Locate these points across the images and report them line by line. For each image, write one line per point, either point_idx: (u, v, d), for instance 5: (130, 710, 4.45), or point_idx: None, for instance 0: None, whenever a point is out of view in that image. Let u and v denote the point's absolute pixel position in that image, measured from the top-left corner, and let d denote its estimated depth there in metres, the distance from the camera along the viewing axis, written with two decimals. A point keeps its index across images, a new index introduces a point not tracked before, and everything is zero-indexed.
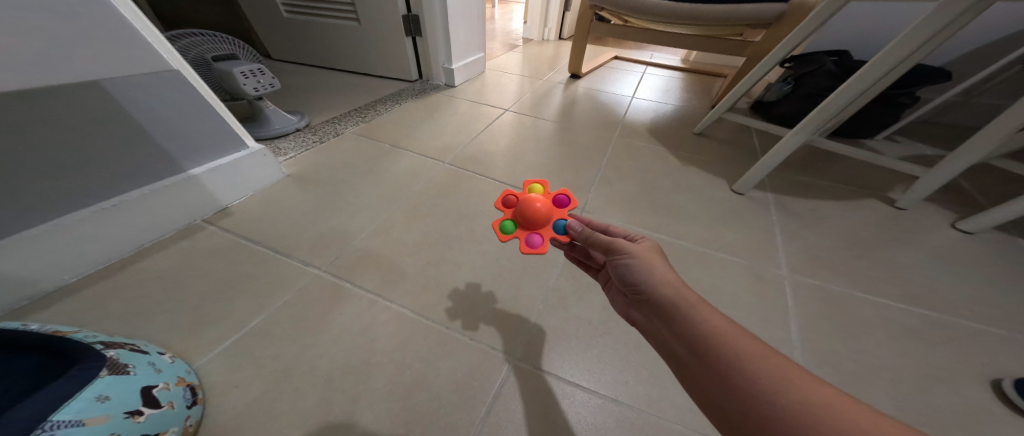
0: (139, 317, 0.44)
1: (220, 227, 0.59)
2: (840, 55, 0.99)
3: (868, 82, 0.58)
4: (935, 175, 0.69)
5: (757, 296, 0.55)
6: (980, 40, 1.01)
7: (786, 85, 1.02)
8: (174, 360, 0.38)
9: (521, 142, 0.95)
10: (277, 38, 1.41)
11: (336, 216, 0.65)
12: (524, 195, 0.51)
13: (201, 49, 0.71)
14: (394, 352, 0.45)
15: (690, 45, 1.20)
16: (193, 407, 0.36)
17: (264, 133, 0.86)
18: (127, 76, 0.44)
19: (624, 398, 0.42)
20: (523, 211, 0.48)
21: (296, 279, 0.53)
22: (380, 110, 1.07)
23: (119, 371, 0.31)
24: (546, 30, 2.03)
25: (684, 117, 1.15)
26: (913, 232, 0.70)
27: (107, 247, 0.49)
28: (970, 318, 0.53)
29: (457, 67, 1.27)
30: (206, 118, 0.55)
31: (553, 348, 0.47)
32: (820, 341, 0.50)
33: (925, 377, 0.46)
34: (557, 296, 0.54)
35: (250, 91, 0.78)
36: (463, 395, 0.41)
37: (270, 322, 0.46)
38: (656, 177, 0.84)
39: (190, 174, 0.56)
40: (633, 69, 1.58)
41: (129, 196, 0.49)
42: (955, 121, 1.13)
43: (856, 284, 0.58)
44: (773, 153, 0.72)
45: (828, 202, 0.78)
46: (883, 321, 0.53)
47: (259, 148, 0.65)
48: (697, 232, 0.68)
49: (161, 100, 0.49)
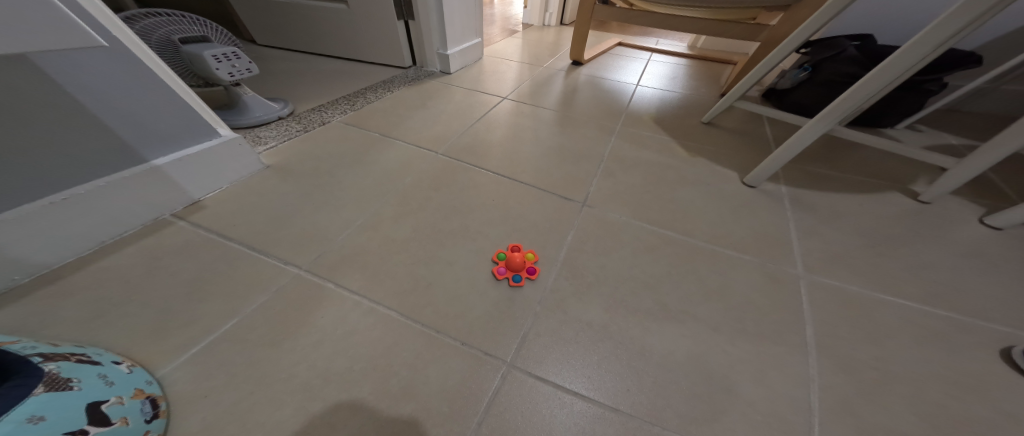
0: (100, 322, 0.41)
1: (190, 221, 0.56)
2: (862, 39, 0.93)
3: (902, 68, 0.53)
4: (964, 166, 0.64)
5: (771, 297, 0.52)
6: (1013, 24, 0.95)
7: (801, 72, 0.96)
8: (133, 370, 0.34)
9: (518, 131, 0.90)
10: (262, 22, 1.35)
11: (319, 210, 0.61)
12: (520, 247, 0.55)
13: (168, 30, 0.67)
14: (379, 358, 0.41)
15: (700, 29, 1.14)
16: (154, 421, 0.32)
17: (242, 121, 0.82)
18: (61, 50, 0.39)
19: (627, 409, 0.38)
20: (509, 257, 0.53)
21: (274, 279, 0.49)
22: (371, 98, 1.02)
23: (59, 388, 0.26)
24: (546, 15, 1.95)
25: (692, 106, 1.09)
26: (937, 228, 0.66)
27: (63, 245, 0.46)
28: (1000, 321, 0.49)
29: (452, 53, 1.21)
30: (167, 102, 0.51)
31: (550, 354, 0.43)
32: (842, 347, 0.46)
33: (961, 386, 0.42)
34: (556, 297, 0.50)
35: (225, 76, 0.73)
36: (453, 405, 0.38)
37: (243, 326, 0.43)
38: (662, 169, 0.79)
39: (153, 165, 0.52)
40: (637, 56, 1.51)
41: (82, 189, 0.45)
42: (981, 110, 1.08)
43: (879, 284, 0.54)
44: (789, 144, 0.67)
45: (845, 196, 0.73)
46: (908, 324, 0.48)
47: (233, 136, 0.62)
48: (706, 228, 0.64)
49: (112, 83, 0.44)
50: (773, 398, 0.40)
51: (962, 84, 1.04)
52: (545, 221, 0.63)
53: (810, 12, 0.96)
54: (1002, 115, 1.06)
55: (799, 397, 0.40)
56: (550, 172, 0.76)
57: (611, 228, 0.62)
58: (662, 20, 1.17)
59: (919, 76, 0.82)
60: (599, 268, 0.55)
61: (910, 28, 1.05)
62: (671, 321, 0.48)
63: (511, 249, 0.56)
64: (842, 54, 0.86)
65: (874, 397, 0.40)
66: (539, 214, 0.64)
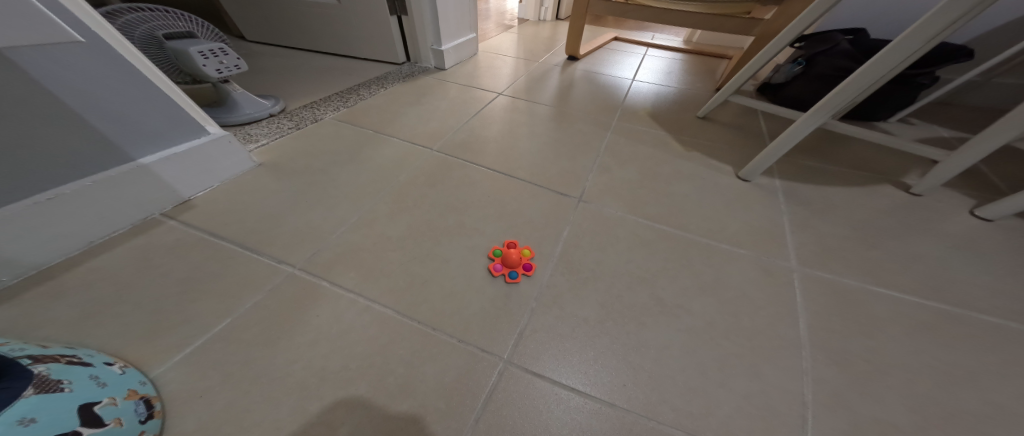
0: (91, 322, 0.40)
1: (181, 221, 0.56)
2: (854, 33, 0.93)
3: (895, 61, 0.53)
4: (956, 159, 0.65)
5: (765, 290, 0.52)
6: (1003, 18, 0.96)
7: (796, 66, 0.96)
8: (125, 371, 0.34)
9: (513, 126, 0.90)
10: (252, 18, 1.33)
11: (313, 208, 0.61)
12: (515, 245, 0.56)
13: (151, 25, 0.66)
14: (375, 356, 0.41)
15: (695, 24, 1.14)
16: (149, 421, 0.32)
17: (232, 119, 0.81)
18: (38, 46, 0.38)
19: (624, 404, 0.39)
20: (506, 253, 0.53)
21: (268, 278, 0.48)
22: (364, 94, 1.00)
23: (51, 390, 0.25)
24: (542, 9, 1.94)
25: (687, 101, 1.09)
26: (928, 220, 0.67)
27: (50, 245, 0.45)
28: (989, 312, 0.50)
29: (446, 49, 1.20)
30: (152, 99, 0.50)
31: (546, 350, 0.43)
32: (833, 340, 0.46)
33: (950, 377, 0.42)
34: (552, 292, 0.50)
35: (212, 73, 0.72)
36: (450, 401, 0.38)
37: (238, 326, 0.42)
38: (657, 164, 0.79)
39: (141, 163, 0.51)
40: (633, 50, 1.51)
41: (67, 189, 0.45)
42: (972, 103, 1.09)
43: (871, 277, 0.55)
44: (784, 137, 0.67)
45: (838, 189, 0.74)
46: (899, 317, 0.49)
47: (222, 133, 0.61)
48: (701, 222, 0.64)
49: (93, 80, 0.43)
50: (768, 391, 0.41)
51: (954, 77, 1.05)
52: (541, 217, 0.63)
53: (803, 7, 0.96)
54: (994, 108, 1.07)
55: (794, 390, 0.41)
56: (545, 168, 0.76)
57: (606, 223, 0.62)
58: (657, 14, 1.17)
59: (911, 70, 0.83)
60: (595, 264, 0.55)
61: (903, 21, 1.06)
62: (666, 316, 0.48)
63: (506, 247, 0.56)
64: (835, 48, 0.87)
65: (866, 389, 0.41)
66: (534, 210, 0.64)
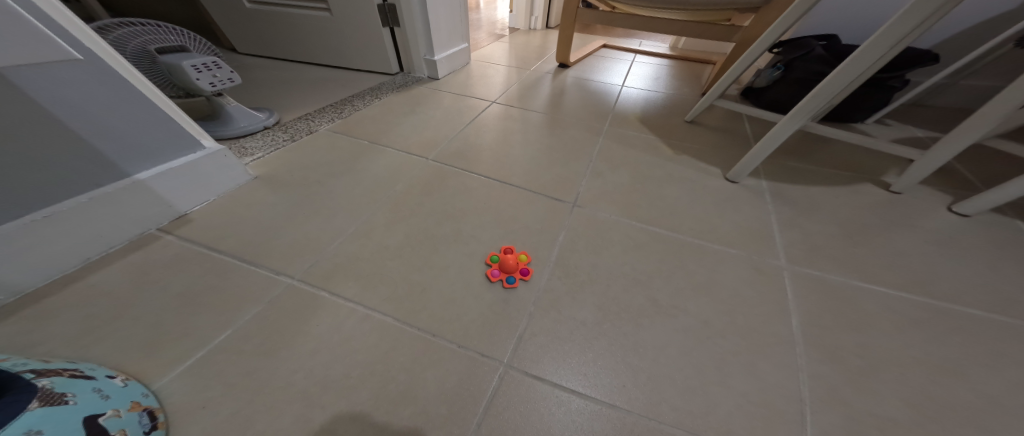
0: (88, 337, 0.40)
1: (178, 235, 0.55)
2: (827, 39, 0.97)
3: (864, 65, 0.56)
4: (930, 158, 0.68)
5: (756, 288, 0.54)
6: (967, 24, 1.02)
7: (774, 71, 1.00)
8: (128, 383, 0.34)
9: (507, 133, 0.92)
10: (243, 31, 1.34)
11: (310, 219, 0.61)
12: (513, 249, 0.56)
13: (142, 40, 0.66)
14: (377, 364, 0.41)
15: (679, 31, 1.18)
16: (153, 432, 0.32)
17: (227, 132, 0.81)
18: (34, 65, 0.38)
19: (624, 405, 0.39)
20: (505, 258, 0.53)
21: (267, 290, 0.48)
22: (358, 105, 1.01)
23: (55, 402, 0.25)
24: (532, 18, 1.98)
25: (675, 105, 1.12)
26: (909, 217, 0.69)
27: (46, 263, 0.45)
28: (968, 304, 0.52)
29: (439, 59, 1.22)
30: (148, 115, 0.50)
31: (546, 353, 0.44)
32: (823, 335, 0.48)
33: (936, 369, 0.44)
34: (550, 297, 0.51)
35: (206, 86, 0.73)
36: (454, 407, 0.38)
37: (239, 336, 0.42)
38: (648, 167, 0.81)
39: (137, 179, 0.51)
40: (621, 57, 1.55)
41: (64, 206, 0.45)
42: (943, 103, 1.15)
43: (857, 273, 0.57)
44: (769, 139, 0.69)
45: (822, 189, 0.77)
46: (886, 311, 0.51)
47: (218, 148, 0.62)
48: (693, 224, 0.66)
49: (90, 98, 0.44)
50: (763, 388, 0.42)
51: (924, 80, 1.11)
52: (537, 223, 0.64)
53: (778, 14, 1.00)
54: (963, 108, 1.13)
55: (789, 386, 0.42)
56: (539, 174, 0.77)
57: (601, 227, 0.64)
58: (642, 22, 1.20)
59: (883, 73, 0.87)
60: (591, 268, 0.56)
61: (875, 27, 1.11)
62: (663, 317, 0.49)
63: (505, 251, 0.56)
64: (810, 53, 0.91)
65: (857, 383, 0.42)
66: (530, 215, 0.65)
